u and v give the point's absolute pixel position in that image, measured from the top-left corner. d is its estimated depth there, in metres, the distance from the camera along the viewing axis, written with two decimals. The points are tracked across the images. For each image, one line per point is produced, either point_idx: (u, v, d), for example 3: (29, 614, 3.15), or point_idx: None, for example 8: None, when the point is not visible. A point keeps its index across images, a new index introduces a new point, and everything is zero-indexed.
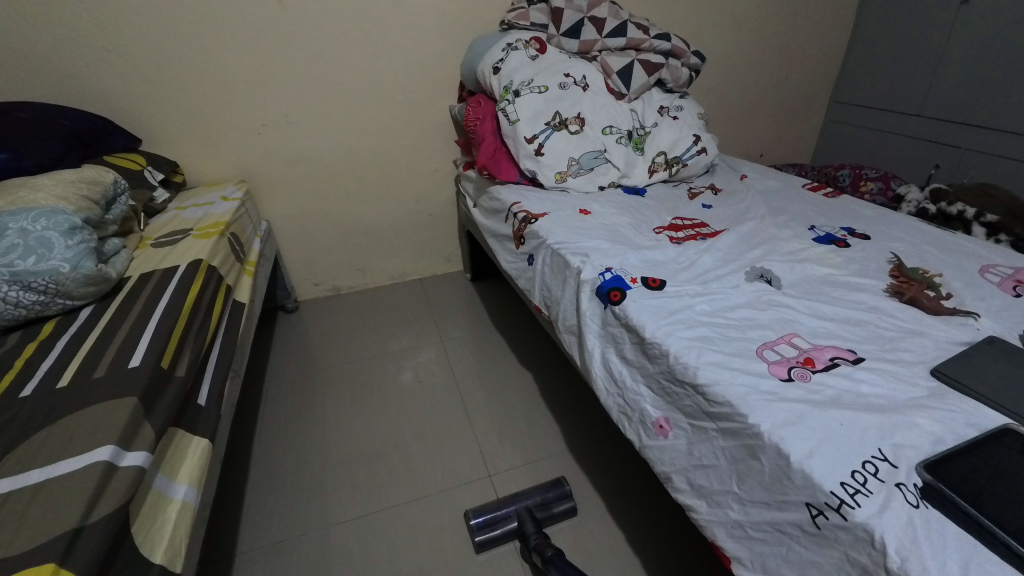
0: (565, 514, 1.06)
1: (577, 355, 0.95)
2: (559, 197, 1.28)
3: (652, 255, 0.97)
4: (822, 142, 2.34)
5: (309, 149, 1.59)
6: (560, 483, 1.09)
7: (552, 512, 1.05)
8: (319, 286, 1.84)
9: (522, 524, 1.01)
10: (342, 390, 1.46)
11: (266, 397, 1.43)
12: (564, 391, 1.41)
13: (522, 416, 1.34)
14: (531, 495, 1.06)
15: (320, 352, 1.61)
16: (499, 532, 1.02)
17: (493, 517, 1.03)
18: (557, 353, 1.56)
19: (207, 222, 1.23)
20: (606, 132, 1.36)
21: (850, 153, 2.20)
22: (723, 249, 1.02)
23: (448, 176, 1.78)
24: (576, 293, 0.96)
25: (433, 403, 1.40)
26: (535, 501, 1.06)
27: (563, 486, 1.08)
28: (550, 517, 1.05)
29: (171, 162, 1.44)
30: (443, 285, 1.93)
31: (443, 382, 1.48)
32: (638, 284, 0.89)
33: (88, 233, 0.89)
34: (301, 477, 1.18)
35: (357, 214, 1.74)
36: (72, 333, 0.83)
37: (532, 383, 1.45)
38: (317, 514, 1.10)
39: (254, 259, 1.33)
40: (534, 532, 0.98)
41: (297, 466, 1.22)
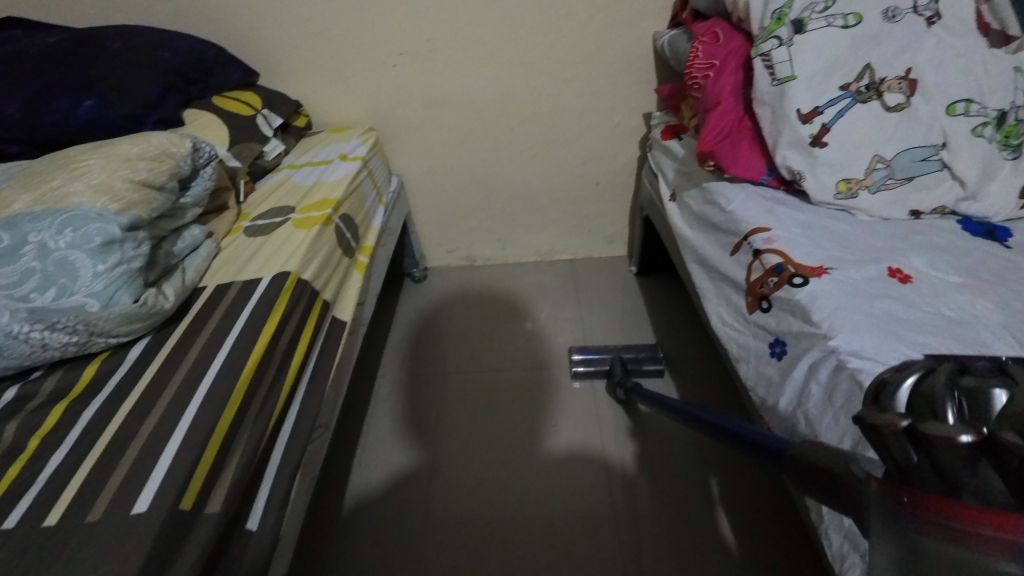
0: (652, 374, 1.19)
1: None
2: (841, 228, 0.74)
3: None
4: None
5: (452, 87, 1.19)
6: (654, 349, 1.22)
7: (642, 368, 1.18)
8: (452, 254, 1.52)
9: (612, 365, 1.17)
10: (460, 409, 1.19)
11: (376, 400, 1.22)
12: (756, 499, 0.97)
13: (686, 523, 0.94)
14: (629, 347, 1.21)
15: (443, 345, 1.34)
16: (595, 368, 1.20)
17: (591, 359, 1.22)
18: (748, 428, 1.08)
19: (314, 198, 0.93)
20: (957, 109, 0.74)
21: None
22: None
23: (632, 135, 1.26)
24: None
25: (568, 462, 1.07)
26: (631, 356, 1.20)
27: (657, 351, 1.21)
28: (639, 370, 1.18)
29: (293, 100, 1.17)
30: (600, 272, 1.49)
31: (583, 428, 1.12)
32: None
33: (138, 243, 0.63)
34: (398, 535, 0.98)
35: (504, 174, 1.34)
36: (106, 397, 0.60)
37: (706, 466, 1.02)
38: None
39: (371, 245, 1.02)
40: (620, 371, 1.14)
41: (395, 515, 1.01)
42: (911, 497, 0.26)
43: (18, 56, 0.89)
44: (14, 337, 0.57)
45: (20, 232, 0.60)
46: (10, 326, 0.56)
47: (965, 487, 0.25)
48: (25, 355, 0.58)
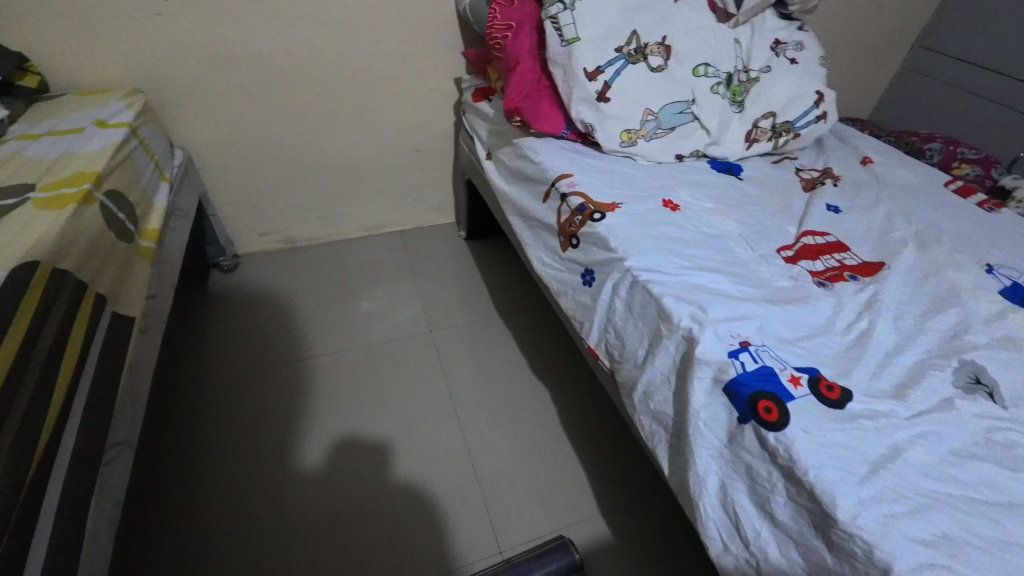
0: None
1: (677, 465, 0.59)
2: (626, 171, 0.87)
3: (801, 318, 0.62)
4: (885, 96, 1.75)
5: (241, 46, 1.05)
6: None
7: None
8: (267, 236, 1.37)
9: None
10: (297, 396, 1.08)
11: (196, 349, 1.14)
12: (587, 422, 1.08)
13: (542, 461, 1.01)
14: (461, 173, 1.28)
15: (269, 331, 1.21)
16: None
17: None
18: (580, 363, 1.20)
19: (64, 172, 0.75)
20: (700, 71, 0.92)
21: (914, 114, 1.67)
22: (886, 317, 0.64)
23: (446, 100, 1.28)
24: (669, 361, 0.61)
25: (424, 424, 1.05)
26: None
27: None
28: None
29: (13, 53, 0.90)
30: (432, 241, 1.49)
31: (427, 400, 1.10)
32: (805, 391, 0.53)
33: None
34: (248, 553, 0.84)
35: (316, 145, 1.25)
36: None
37: (543, 392, 1.14)
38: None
39: (156, 229, 0.86)
40: None
41: (241, 537, 0.86)
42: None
43: None
44: None
45: None
46: None
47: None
48: None
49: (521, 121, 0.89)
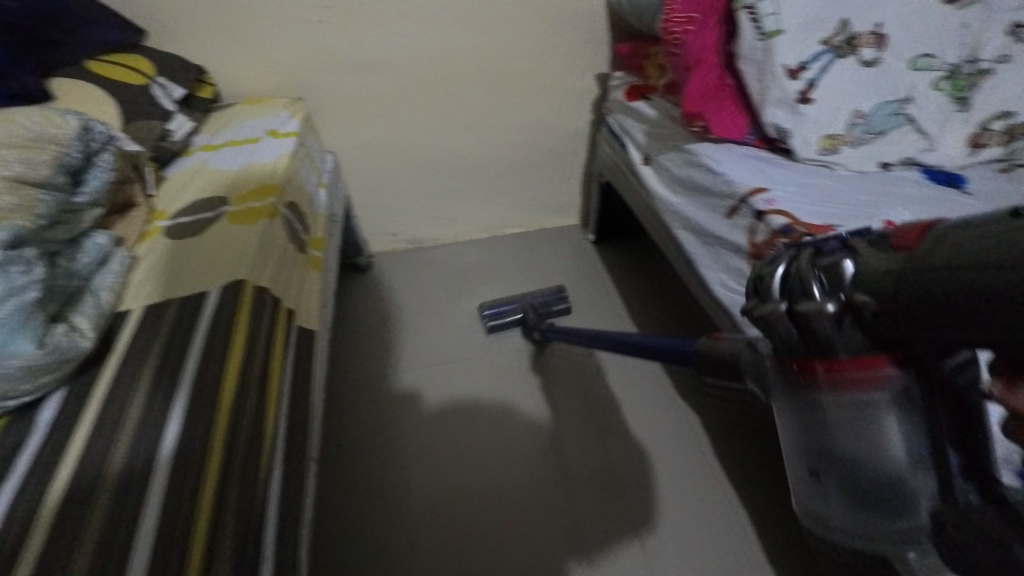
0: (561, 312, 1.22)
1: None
2: (828, 184, 0.75)
3: None
4: None
5: (390, 48, 1.04)
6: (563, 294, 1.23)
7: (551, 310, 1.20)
8: (397, 236, 1.38)
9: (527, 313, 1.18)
10: (432, 412, 1.06)
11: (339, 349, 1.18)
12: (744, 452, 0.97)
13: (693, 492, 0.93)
14: (536, 295, 1.22)
15: (403, 333, 1.21)
16: (506, 320, 1.18)
17: (502, 310, 1.20)
18: None
19: (249, 184, 0.76)
20: (920, 64, 0.78)
21: None
22: None
23: (585, 96, 1.20)
24: None
25: (561, 449, 1.00)
26: (540, 299, 1.22)
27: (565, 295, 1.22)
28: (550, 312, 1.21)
29: (194, 65, 0.94)
30: (556, 243, 1.43)
31: (520, 329, 1.21)
32: None
33: (24, 266, 0.46)
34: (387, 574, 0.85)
35: (451, 146, 1.22)
36: (15, 485, 0.43)
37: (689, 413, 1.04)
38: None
39: (321, 237, 0.86)
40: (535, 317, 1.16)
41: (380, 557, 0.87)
42: (818, 363, 0.28)
43: None
44: None
45: None
46: None
47: (836, 345, 0.27)
48: None
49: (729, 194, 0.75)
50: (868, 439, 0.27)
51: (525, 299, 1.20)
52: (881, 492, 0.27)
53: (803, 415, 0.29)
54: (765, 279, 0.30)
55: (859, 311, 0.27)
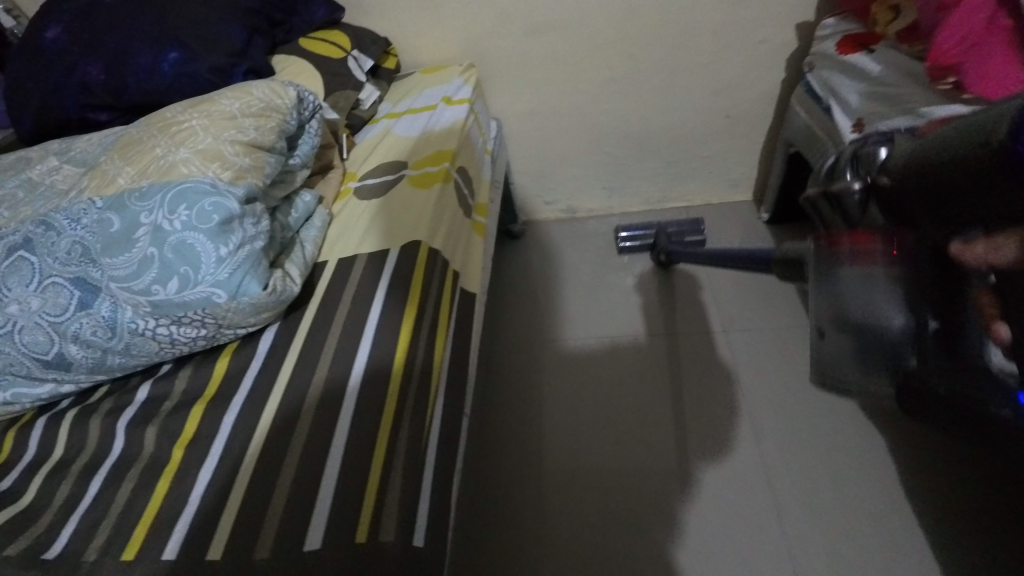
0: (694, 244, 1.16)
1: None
2: None
3: None
4: None
5: (562, 8, 1.00)
6: (699, 222, 1.19)
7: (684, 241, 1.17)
8: (551, 205, 1.36)
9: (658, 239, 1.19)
10: (571, 384, 1.04)
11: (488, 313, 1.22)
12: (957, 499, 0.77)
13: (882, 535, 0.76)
14: (672, 223, 1.19)
15: (549, 302, 1.20)
16: (641, 245, 1.22)
17: (639, 235, 1.22)
18: None
19: (426, 151, 0.80)
20: None
21: None
22: None
23: (782, 53, 1.03)
24: None
25: (716, 456, 0.88)
26: (675, 227, 1.19)
27: (701, 225, 1.17)
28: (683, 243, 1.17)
29: (382, 36, 1.01)
30: (723, 220, 1.29)
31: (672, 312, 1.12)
32: None
33: (254, 219, 0.53)
34: (520, 549, 0.84)
35: (615, 111, 1.16)
36: (241, 402, 0.52)
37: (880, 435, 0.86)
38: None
39: (486, 203, 0.88)
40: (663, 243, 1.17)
41: (514, 530, 0.87)
42: (852, 236, 0.35)
43: (95, 10, 0.77)
44: (142, 335, 0.50)
45: (131, 210, 0.50)
46: (137, 323, 0.49)
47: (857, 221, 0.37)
48: (155, 354, 0.51)
49: (951, 88, 0.63)
50: (866, 303, 0.34)
51: (660, 224, 1.20)
52: (869, 329, 0.33)
53: (833, 296, 0.36)
54: (989, 131, 0.27)
55: (882, 190, 0.35)
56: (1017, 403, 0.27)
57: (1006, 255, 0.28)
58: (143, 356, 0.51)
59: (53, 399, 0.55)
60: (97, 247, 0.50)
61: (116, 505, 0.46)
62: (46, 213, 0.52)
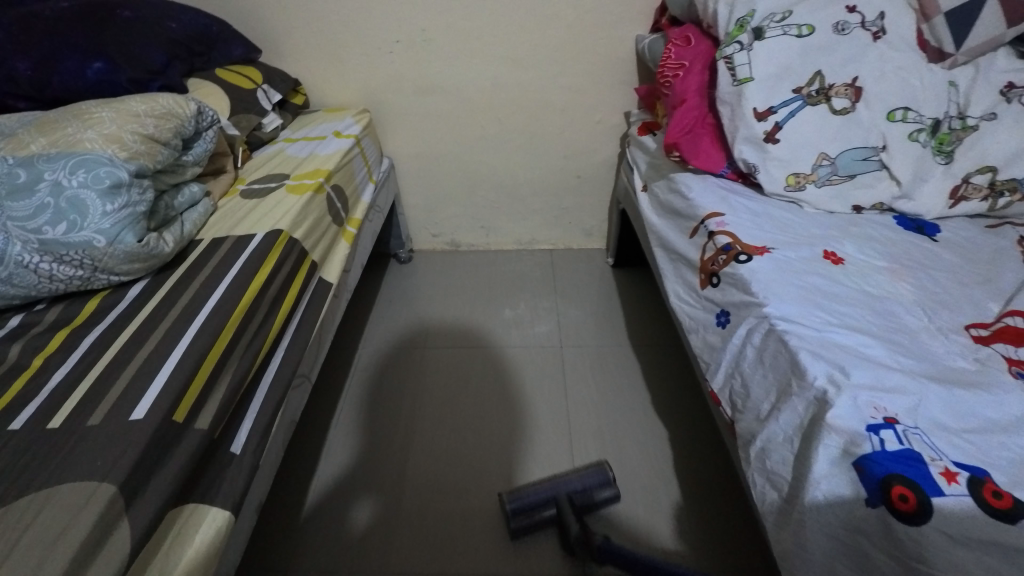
0: (607, 503, 0.91)
1: (786, 532, 0.56)
2: (786, 217, 0.82)
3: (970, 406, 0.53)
4: None
5: (444, 77, 1.26)
6: (604, 468, 0.93)
7: (593, 501, 0.90)
8: (437, 238, 1.58)
9: (561, 511, 0.86)
10: (429, 386, 1.21)
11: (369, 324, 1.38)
12: (699, 475, 1.00)
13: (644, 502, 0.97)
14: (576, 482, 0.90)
15: (423, 319, 1.39)
16: (537, 520, 0.88)
17: (530, 502, 0.88)
18: (703, 409, 1.13)
19: (308, 167, 0.98)
20: (897, 115, 0.83)
21: None
22: None
23: (613, 131, 1.34)
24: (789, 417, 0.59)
25: (538, 445, 1.07)
26: (576, 488, 0.90)
27: (609, 473, 0.91)
28: (589, 504, 0.90)
29: (291, 78, 1.21)
30: (577, 262, 1.55)
31: (523, 331, 1.33)
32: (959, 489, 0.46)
33: (140, 190, 0.68)
34: (370, 519, 0.96)
35: (489, 163, 1.41)
36: (101, 329, 0.65)
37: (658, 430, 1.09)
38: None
39: (359, 218, 1.07)
40: (575, 522, 0.83)
41: (366, 504, 0.98)
42: None
43: (29, 19, 0.91)
44: (26, 266, 0.63)
45: (36, 170, 0.65)
46: (23, 256, 0.62)
47: None
48: (35, 285, 0.64)
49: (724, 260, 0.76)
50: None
51: (559, 489, 0.89)
52: None
53: None
54: None
55: None
56: None
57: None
58: (23, 285, 0.64)
59: None
60: (3, 193, 0.64)
61: None
62: None
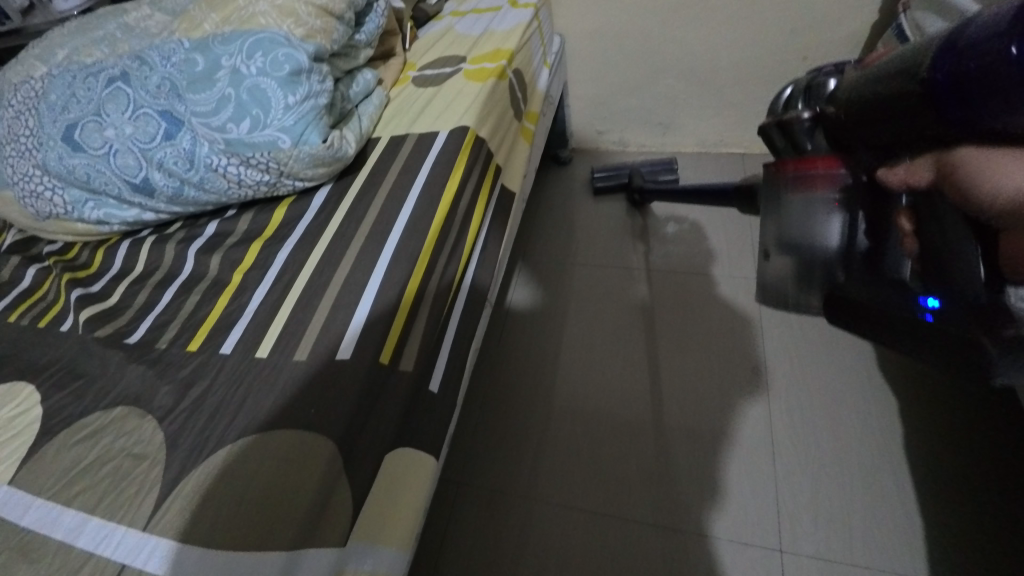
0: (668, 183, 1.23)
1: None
2: None
3: None
4: None
5: None
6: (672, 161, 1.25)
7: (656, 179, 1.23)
8: (602, 135, 1.35)
9: (631, 178, 1.23)
10: (593, 304, 1.07)
11: (525, 231, 1.25)
12: (952, 450, 0.77)
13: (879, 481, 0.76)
14: (651, 168, 1.19)
15: (584, 229, 1.22)
16: (612, 182, 1.26)
17: (609, 171, 1.27)
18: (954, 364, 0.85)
19: (485, 49, 0.80)
20: None
21: None
22: None
23: None
24: None
25: (728, 391, 0.89)
26: (648, 167, 1.25)
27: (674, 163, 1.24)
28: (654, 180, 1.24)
29: None
30: None
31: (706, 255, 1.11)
32: None
33: (320, 77, 0.56)
34: (538, 447, 0.88)
35: (683, 39, 1.11)
36: (293, 243, 0.58)
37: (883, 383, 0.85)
38: (542, 532, 0.79)
39: (536, 111, 0.89)
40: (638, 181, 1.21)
41: (533, 431, 0.90)
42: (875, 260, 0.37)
43: None
44: (215, 171, 0.56)
45: (213, 55, 0.55)
46: (211, 158, 0.56)
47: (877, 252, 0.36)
48: (225, 191, 0.58)
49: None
50: (808, 223, 0.42)
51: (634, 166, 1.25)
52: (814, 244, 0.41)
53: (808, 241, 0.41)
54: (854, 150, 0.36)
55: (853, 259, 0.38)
56: (920, 310, 0.32)
57: (923, 180, 0.31)
58: (214, 192, 0.58)
59: (137, 226, 0.63)
60: (183, 84, 0.55)
61: (186, 310, 0.55)
62: (140, 50, 0.58)
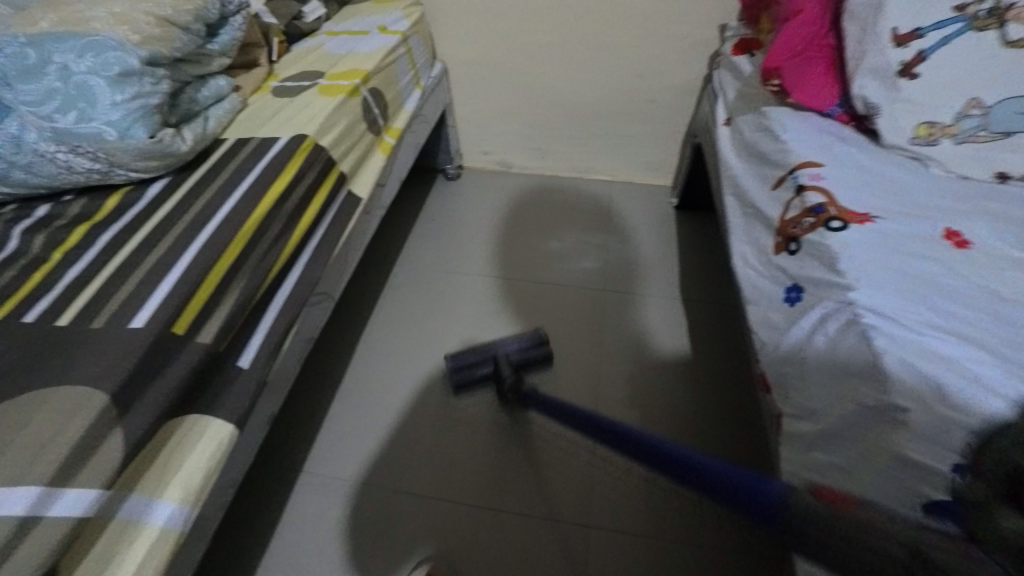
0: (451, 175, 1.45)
1: None
2: (904, 177, 0.65)
3: None
4: None
5: None
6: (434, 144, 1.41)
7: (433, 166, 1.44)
8: (488, 156, 1.46)
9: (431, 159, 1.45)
10: (457, 309, 1.16)
11: (407, 239, 1.32)
12: (723, 439, 0.93)
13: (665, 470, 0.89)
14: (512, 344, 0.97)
15: (462, 240, 1.31)
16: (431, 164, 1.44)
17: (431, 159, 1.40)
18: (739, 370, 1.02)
19: (345, 66, 0.89)
20: None
21: None
22: None
23: (701, 49, 1.13)
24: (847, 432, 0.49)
25: (558, 391, 1.00)
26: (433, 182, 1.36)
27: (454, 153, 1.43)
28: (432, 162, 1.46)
29: None
30: (638, 198, 1.39)
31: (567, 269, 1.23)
32: None
33: (152, 79, 0.62)
34: (387, 438, 0.95)
35: (552, 76, 1.24)
36: (119, 227, 0.63)
37: (684, 386, 1.00)
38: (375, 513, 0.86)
39: (399, 127, 0.97)
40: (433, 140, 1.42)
41: (383, 423, 0.97)
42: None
43: None
44: (42, 156, 0.60)
45: (45, 51, 0.60)
46: (38, 144, 0.60)
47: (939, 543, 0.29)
48: (54, 175, 0.62)
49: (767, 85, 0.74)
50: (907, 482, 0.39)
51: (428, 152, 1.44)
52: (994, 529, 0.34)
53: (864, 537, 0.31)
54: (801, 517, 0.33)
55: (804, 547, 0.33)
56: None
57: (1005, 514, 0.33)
58: (42, 175, 0.62)
59: None
60: (12, 74, 0.59)
61: None
62: None
